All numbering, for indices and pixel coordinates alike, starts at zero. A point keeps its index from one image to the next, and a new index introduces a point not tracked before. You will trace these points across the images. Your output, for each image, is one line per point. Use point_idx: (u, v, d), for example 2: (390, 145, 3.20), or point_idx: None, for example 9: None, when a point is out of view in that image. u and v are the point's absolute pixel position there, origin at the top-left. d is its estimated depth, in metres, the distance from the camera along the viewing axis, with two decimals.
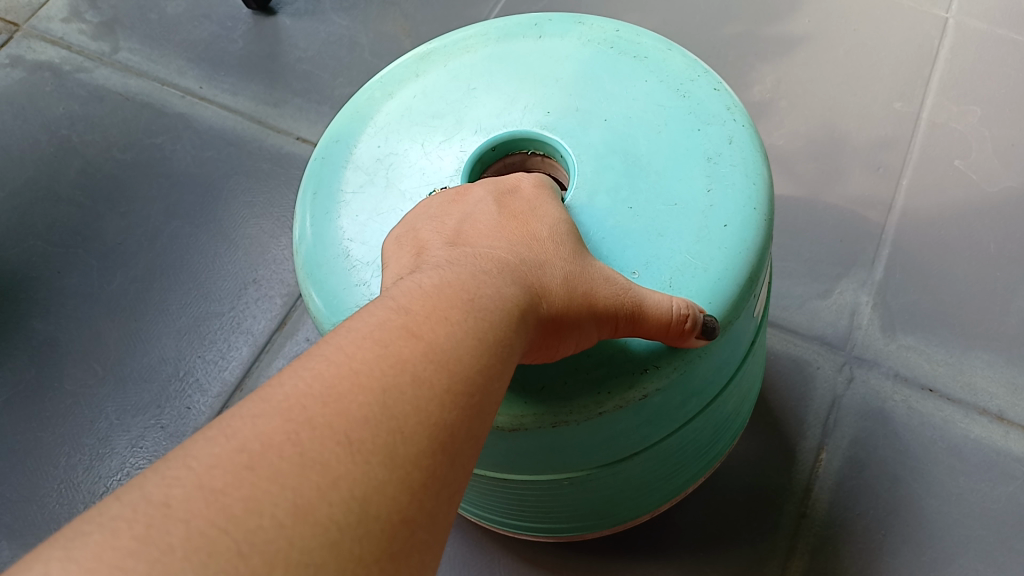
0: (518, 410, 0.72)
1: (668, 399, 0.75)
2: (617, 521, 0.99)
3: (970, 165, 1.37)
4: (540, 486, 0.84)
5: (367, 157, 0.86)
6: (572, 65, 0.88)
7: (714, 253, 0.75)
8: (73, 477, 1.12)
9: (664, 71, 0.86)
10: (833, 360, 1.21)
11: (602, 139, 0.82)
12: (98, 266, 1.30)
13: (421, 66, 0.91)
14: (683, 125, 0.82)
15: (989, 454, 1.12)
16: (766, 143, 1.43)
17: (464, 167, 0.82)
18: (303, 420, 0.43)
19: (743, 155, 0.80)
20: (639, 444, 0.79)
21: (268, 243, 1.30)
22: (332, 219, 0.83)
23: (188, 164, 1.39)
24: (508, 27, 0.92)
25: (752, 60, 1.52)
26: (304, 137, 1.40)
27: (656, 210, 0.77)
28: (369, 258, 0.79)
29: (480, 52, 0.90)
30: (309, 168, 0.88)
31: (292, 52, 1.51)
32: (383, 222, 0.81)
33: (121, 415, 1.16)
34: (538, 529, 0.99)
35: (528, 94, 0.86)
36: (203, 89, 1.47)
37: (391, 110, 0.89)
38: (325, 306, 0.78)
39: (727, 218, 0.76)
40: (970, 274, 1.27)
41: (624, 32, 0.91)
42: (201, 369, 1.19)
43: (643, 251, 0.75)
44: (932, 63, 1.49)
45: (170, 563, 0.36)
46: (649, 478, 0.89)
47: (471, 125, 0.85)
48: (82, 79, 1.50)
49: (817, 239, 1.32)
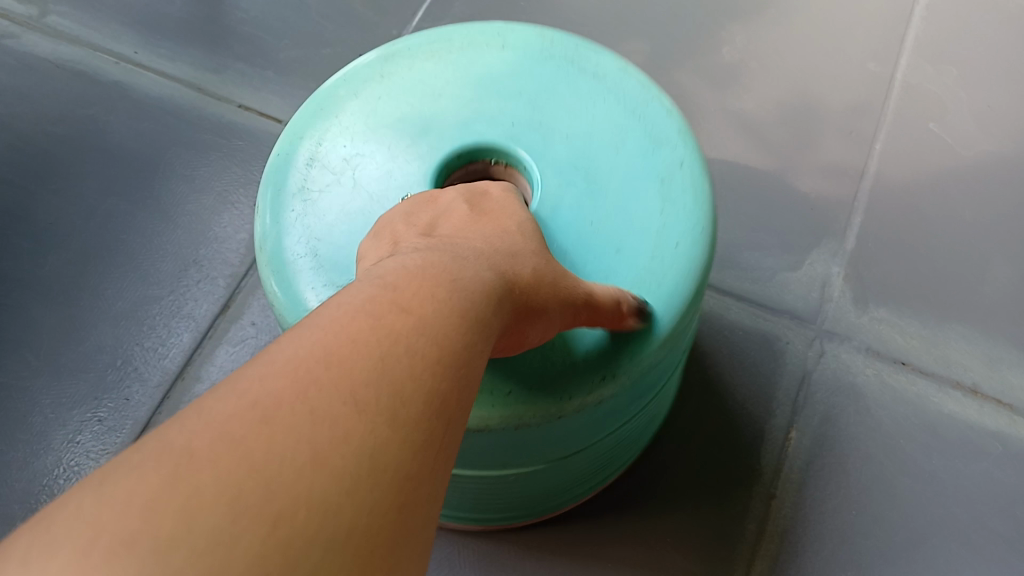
0: (484, 413, 0.71)
1: (617, 404, 0.77)
2: (555, 509, 0.99)
3: (945, 129, 1.32)
4: (487, 481, 0.84)
5: (333, 157, 0.81)
6: (534, 78, 0.85)
7: (667, 274, 0.75)
8: (6, 475, 1.05)
9: (621, 92, 0.85)
10: (802, 335, 1.16)
11: (563, 154, 0.81)
12: (28, 249, 1.22)
13: (386, 67, 0.86)
14: (639, 145, 0.81)
15: (964, 430, 1.09)
16: (734, 107, 1.36)
17: (431, 175, 0.79)
18: (308, 378, 0.37)
19: (695, 179, 0.80)
20: (586, 442, 0.81)
21: (211, 220, 1.23)
22: (297, 216, 0.78)
23: (124, 137, 1.31)
24: (471, 35, 0.88)
25: (721, 20, 1.45)
26: (247, 104, 1.33)
27: (614, 227, 0.77)
28: (338, 256, 0.74)
29: (445, 60, 0.86)
30: (272, 163, 0.82)
31: (234, 14, 1.43)
32: (352, 220, 0.77)
33: (57, 408, 1.10)
34: (471, 519, 0.97)
35: (493, 105, 0.84)
36: (139, 55, 1.38)
37: (357, 111, 0.83)
38: (291, 303, 0.73)
39: (679, 238, 0.77)
40: (944, 243, 1.23)
41: (584, 49, 0.88)
42: (140, 358, 1.12)
43: (603, 267, 0.75)
44: (907, 21, 1.43)
45: (183, 513, 0.30)
46: (588, 470, 0.91)
47: (437, 132, 0.82)
48: (8, 46, 1.40)
49: (788, 206, 1.27)
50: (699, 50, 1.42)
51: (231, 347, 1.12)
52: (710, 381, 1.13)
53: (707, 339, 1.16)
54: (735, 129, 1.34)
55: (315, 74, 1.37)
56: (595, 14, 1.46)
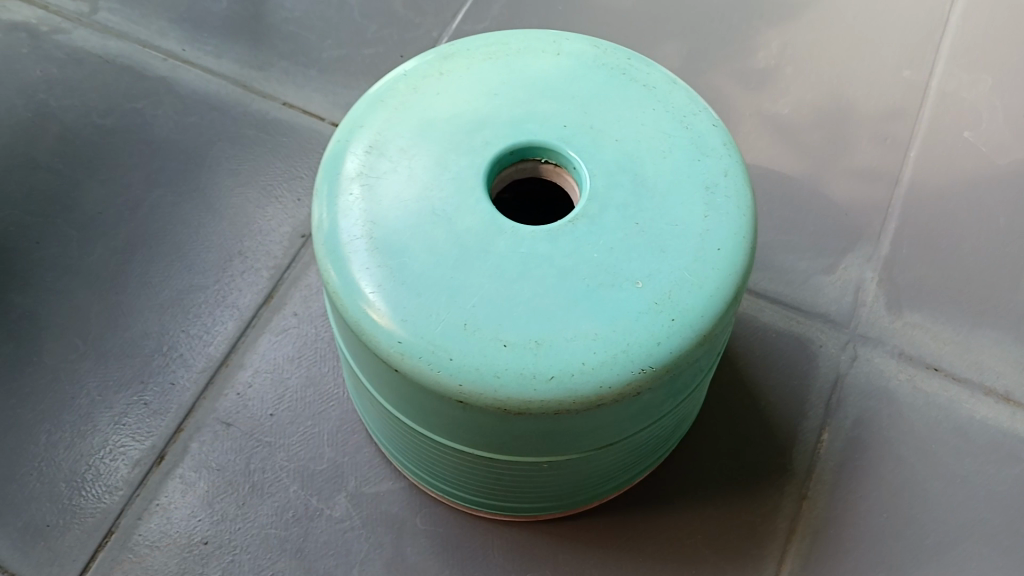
0: (527, 396, 0.73)
1: (654, 398, 0.79)
2: (582, 501, 1.00)
3: (980, 137, 1.34)
4: (520, 468, 0.86)
5: (390, 145, 0.84)
6: (585, 83, 0.88)
7: (709, 276, 0.77)
8: (54, 455, 1.09)
9: (669, 103, 0.87)
10: (836, 339, 1.17)
11: (612, 156, 0.83)
12: (77, 237, 1.25)
13: (445, 65, 0.90)
14: (685, 153, 0.83)
15: (996, 435, 1.10)
16: (771, 112, 1.37)
17: (483, 169, 0.82)
18: None
19: (737, 189, 0.82)
20: (619, 436, 0.83)
21: (254, 213, 1.27)
22: (354, 202, 0.81)
23: (171, 131, 1.34)
24: (527, 41, 0.92)
25: (758, 25, 1.46)
26: (291, 102, 1.37)
27: (660, 228, 0.79)
28: (392, 244, 0.78)
29: (500, 61, 0.90)
30: (333, 148, 0.86)
31: (278, 13, 1.47)
32: (406, 209, 0.80)
33: (103, 390, 1.13)
34: (498, 506, 0.99)
35: (545, 105, 0.86)
36: (186, 51, 1.42)
37: (414, 104, 0.87)
38: (346, 287, 0.78)
39: (721, 243, 0.79)
40: (978, 250, 1.24)
41: (634, 61, 0.91)
42: (185, 344, 1.16)
43: (648, 265, 0.77)
44: (944, 29, 1.45)
45: None
46: (618, 466, 0.93)
47: (490, 128, 0.84)
48: (59, 40, 1.43)
49: (822, 211, 1.27)
50: (735, 55, 1.43)
51: (272, 337, 1.16)
52: (744, 380, 1.14)
53: (742, 339, 1.16)
54: (769, 133, 1.35)
55: (358, 71, 1.41)
56: (631, 18, 1.47)
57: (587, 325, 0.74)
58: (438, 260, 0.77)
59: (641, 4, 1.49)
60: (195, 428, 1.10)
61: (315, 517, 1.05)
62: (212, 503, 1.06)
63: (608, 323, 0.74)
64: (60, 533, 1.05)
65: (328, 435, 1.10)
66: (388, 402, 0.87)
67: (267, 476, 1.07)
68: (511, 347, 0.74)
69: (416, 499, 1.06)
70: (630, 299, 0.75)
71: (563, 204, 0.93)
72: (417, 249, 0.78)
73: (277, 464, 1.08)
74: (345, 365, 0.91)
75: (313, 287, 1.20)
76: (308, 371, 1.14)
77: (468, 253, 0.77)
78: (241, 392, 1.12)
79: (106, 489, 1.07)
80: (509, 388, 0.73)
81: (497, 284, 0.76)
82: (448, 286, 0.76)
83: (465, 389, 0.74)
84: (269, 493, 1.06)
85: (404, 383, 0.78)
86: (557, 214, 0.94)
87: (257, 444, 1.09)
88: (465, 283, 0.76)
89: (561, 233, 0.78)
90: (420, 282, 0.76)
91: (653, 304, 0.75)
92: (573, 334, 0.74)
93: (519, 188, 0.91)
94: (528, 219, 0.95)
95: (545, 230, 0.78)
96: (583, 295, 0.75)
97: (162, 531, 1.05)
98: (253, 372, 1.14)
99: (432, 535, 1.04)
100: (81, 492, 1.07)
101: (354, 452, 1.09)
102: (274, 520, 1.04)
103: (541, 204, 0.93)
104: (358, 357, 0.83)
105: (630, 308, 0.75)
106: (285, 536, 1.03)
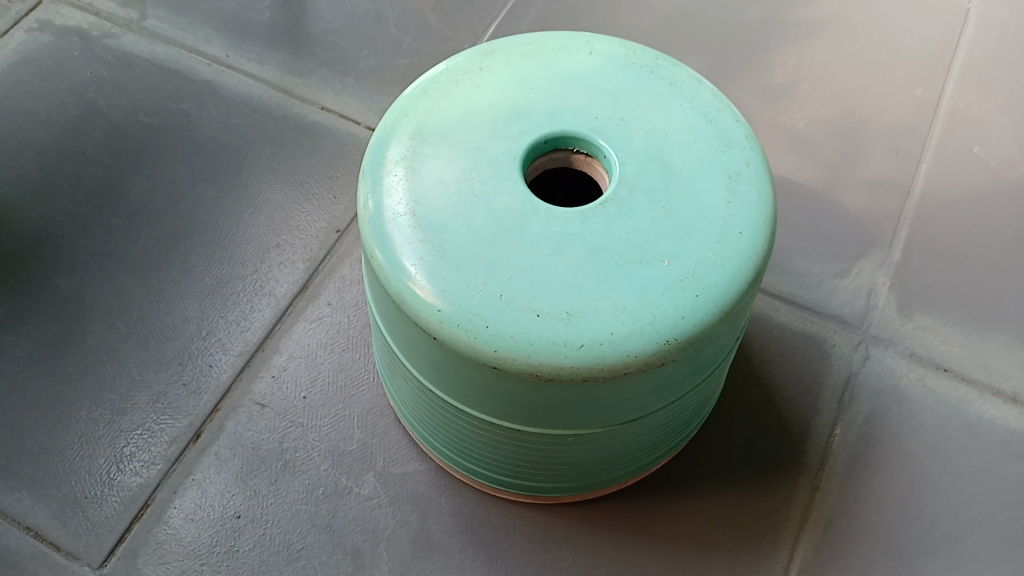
0: (558, 362, 0.78)
1: (678, 372, 0.83)
2: (603, 484, 1.04)
3: (989, 152, 1.39)
4: (547, 441, 0.90)
5: (433, 132, 0.90)
6: (616, 80, 0.94)
7: (731, 255, 0.82)
8: (95, 430, 1.13)
9: (695, 99, 0.93)
10: (849, 339, 1.21)
11: (640, 146, 0.88)
12: (122, 227, 1.31)
13: (485, 61, 0.96)
14: (710, 144, 0.89)
15: (1004, 434, 1.13)
16: (787, 125, 1.43)
17: (520, 155, 0.87)
18: None
19: (758, 178, 0.87)
20: (642, 411, 0.87)
21: (292, 208, 1.33)
22: (397, 183, 0.87)
23: (214, 131, 1.41)
24: (562, 41, 0.98)
25: (776, 44, 1.53)
26: (328, 107, 1.44)
27: (685, 211, 0.84)
28: (434, 220, 0.84)
29: (536, 58, 0.96)
30: (378, 134, 0.92)
31: (318, 24, 1.55)
32: (447, 189, 0.85)
33: (143, 371, 1.18)
34: (522, 486, 1.03)
35: (578, 98, 0.92)
36: (229, 57, 1.50)
37: (455, 95, 0.93)
38: (389, 261, 0.83)
39: (743, 226, 0.84)
40: (987, 258, 1.29)
41: (662, 61, 0.97)
42: (223, 329, 1.21)
43: (673, 244, 0.82)
44: (954, 51, 1.52)
45: None
46: (639, 446, 0.97)
47: (527, 118, 0.90)
48: (109, 44, 1.51)
49: (836, 219, 1.32)
50: (754, 71, 1.49)
51: (307, 324, 1.21)
52: (759, 375, 1.18)
53: (757, 337, 1.21)
54: (786, 145, 1.40)
55: (392, 79, 1.48)
56: (654, 36, 1.54)
57: (616, 298, 0.79)
58: (477, 236, 0.82)
59: (664, 24, 1.56)
60: (231, 407, 1.14)
61: (344, 494, 1.08)
62: (246, 479, 1.09)
63: (635, 296, 0.79)
64: (97, 505, 1.07)
65: (358, 418, 1.14)
66: (423, 377, 0.91)
67: (299, 455, 1.11)
68: (544, 317, 0.78)
69: (441, 480, 1.09)
70: (657, 275, 0.80)
71: (588, 188, 0.99)
72: (457, 226, 0.83)
73: (309, 443, 1.12)
74: (383, 342, 0.96)
75: (347, 279, 1.26)
76: (340, 357, 1.19)
77: (505, 230, 0.82)
78: (276, 376, 1.17)
79: (143, 464, 1.10)
80: (541, 354, 0.78)
81: (532, 259, 0.81)
82: (486, 260, 0.81)
83: (500, 355, 0.78)
84: (300, 471, 1.10)
85: (441, 352, 0.82)
86: (583, 197, 1.00)
87: (290, 424, 1.13)
88: (502, 257, 0.81)
89: (592, 214, 0.83)
90: (460, 256, 0.81)
91: (678, 280, 0.80)
92: (603, 305, 0.79)
93: (549, 173, 0.97)
94: (555, 200, 1.01)
95: (578, 211, 0.83)
96: (613, 270, 0.80)
97: (197, 505, 1.07)
98: (288, 357, 1.19)
99: (456, 515, 1.07)
100: (119, 467, 1.10)
101: (382, 434, 1.13)
102: (305, 496, 1.08)
103: (568, 186, 0.99)
104: (397, 331, 0.88)
105: (657, 283, 0.80)
106: (315, 512, 1.07)
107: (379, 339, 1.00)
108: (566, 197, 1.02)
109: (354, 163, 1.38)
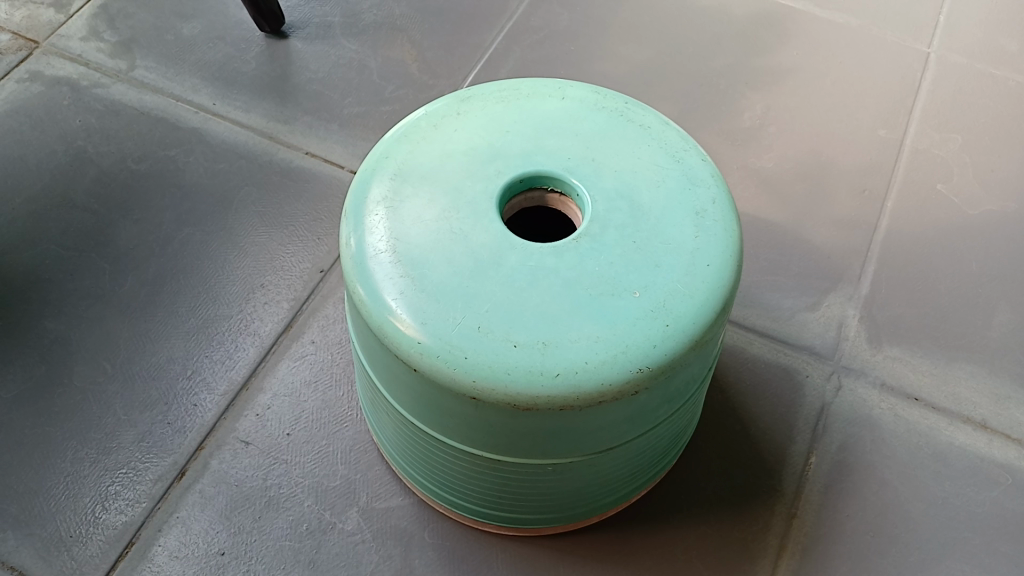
0: (535, 392, 0.80)
1: (651, 400, 0.86)
2: (583, 516, 1.05)
3: (952, 189, 1.45)
4: (525, 472, 0.92)
5: (413, 172, 0.94)
6: (587, 123, 0.98)
7: (700, 287, 0.86)
8: (80, 469, 1.14)
9: (663, 141, 0.97)
10: (821, 370, 1.24)
11: (611, 185, 0.92)
12: (110, 269, 1.33)
13: (462, 106, 1.00)
14: (678, 183, 0.93)
15: (974, 460, 1.16)
16: (756, 165, 1.48)
17: (497, 194, 0.91)
18: None
19: (724, 215, 0.92)
20: (618, 439, 0.90)
21: (278, 250, 1.36)
22: (377, 222, 0.90)
23: (200, 176, 1.45)
24: (535, 87, 1.03)
25: (744, 90, 1.59)
26: (313, 152, 1.48)
27: (654, 246, 0.87)
28: (414, 256, 0.87)
29: (511, 103, 1.00)
30: (360, 177, 0.95)
31: (303, 74, 1.60)
32: (426, 227, 0.89)
33: (129, 411, 1.19)
34: (503, 519, 1.04)
35: (551, 140, 0.96)
36: (217, 106, 1.55)
37: (434, 139, 0.97)
38: (370, 297, 0.86)
39: (710, 259, 0.88)
40: (953, 290, 1.33)
41: (631, 105, 1.02)
42: (208, 369, 1.23)
43: (644, 276, 0.85)
44: (916, 93, 1.59)
45: None
46: (617, 476, 0.99)
47: (503, 159, 0.94)
48: (99, 94, 1.55)
49: (805, 255, 1.37)
50: (724, 115, 1.55)
51: (291, 362, 1.24)
52: (734, 407, 1.20)
53: (732, 369, 1.24)
54: (756, 185, 1.45)
55: (375, 125, 1.52)
56: (627, 81, 1.60)
57: (590, 329, 0.82)
58: (455, 271, 0.85)
59: (637, 70, 1.62)
60: (215, 446, 1.16)
61: (328, 530, 1.09)
62: (230, 516, 1.10)
63: (608, 327, 0.82)
64: (82, 544, 1.08)
65: (342, 454, 1.15)
66: (404, 409, 0.94)
67: (282, 491, 1.12)
68: (521, 347, 0.81)
69: (423, 515, 1.10)
70: (629, 307, 0.83)
71: (563, 223, 1.03)
72: (437, 262, 0.86)
73: (293, 480, 1.13)
74: (366, 376, 0.99)
75: (331, 318, 1.28)
76: (324, 395, 1.21)
77: (483, 266, 0.85)
78: (261, 413, 1.19)
79: (127, 502, 1.11)
80: (519, 384, 0.80)
81: (508, 292, 0.84)
82: (464, 294, 0.84)
83: (478, 385, 0.81)
84: (284, 508, 1.11)
85: (422, 384, 0.85)
86: (558, 232, 1.04)
87: (274, 461, 1.15)
88: (479, 291, 0.84)
89: (566, 249, 0.87)
90: (439, 290, 0.84)
91: (649, 311, 0.83)
92: (577, 336, 0.81)
93: (525, 209, 1.01)
94: (532, 235, 1.05)
95: (552, 246, 0.87)
96: (587, 302, 0.83)
97: (181, 542, 1.08)
98: (273, 395, 1.20)
99: (440, 549, 1.08)
100: (104, 506, 1.11)
101: (366, 470, 1.14)
102: (289, 533, 1.09)
103: (543, 221, 1.03)
104: (380, 365, 0.91)
105: (628, 314, 0.83)
106: (299, 547, 1.07)
107: (362, 375, 1.03)
108: (542, 231, 1.05)
109: (338, 206, 1.41)
